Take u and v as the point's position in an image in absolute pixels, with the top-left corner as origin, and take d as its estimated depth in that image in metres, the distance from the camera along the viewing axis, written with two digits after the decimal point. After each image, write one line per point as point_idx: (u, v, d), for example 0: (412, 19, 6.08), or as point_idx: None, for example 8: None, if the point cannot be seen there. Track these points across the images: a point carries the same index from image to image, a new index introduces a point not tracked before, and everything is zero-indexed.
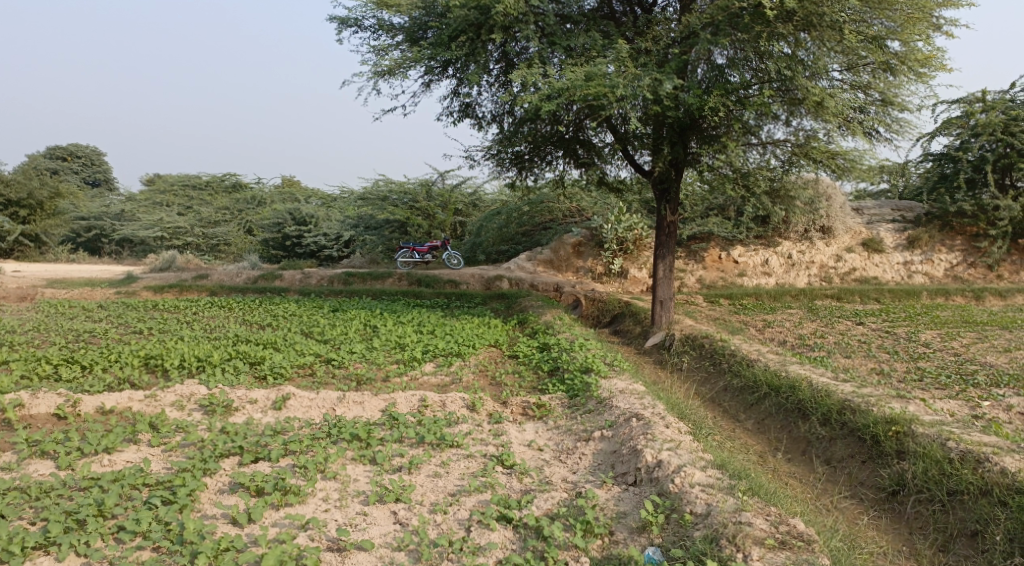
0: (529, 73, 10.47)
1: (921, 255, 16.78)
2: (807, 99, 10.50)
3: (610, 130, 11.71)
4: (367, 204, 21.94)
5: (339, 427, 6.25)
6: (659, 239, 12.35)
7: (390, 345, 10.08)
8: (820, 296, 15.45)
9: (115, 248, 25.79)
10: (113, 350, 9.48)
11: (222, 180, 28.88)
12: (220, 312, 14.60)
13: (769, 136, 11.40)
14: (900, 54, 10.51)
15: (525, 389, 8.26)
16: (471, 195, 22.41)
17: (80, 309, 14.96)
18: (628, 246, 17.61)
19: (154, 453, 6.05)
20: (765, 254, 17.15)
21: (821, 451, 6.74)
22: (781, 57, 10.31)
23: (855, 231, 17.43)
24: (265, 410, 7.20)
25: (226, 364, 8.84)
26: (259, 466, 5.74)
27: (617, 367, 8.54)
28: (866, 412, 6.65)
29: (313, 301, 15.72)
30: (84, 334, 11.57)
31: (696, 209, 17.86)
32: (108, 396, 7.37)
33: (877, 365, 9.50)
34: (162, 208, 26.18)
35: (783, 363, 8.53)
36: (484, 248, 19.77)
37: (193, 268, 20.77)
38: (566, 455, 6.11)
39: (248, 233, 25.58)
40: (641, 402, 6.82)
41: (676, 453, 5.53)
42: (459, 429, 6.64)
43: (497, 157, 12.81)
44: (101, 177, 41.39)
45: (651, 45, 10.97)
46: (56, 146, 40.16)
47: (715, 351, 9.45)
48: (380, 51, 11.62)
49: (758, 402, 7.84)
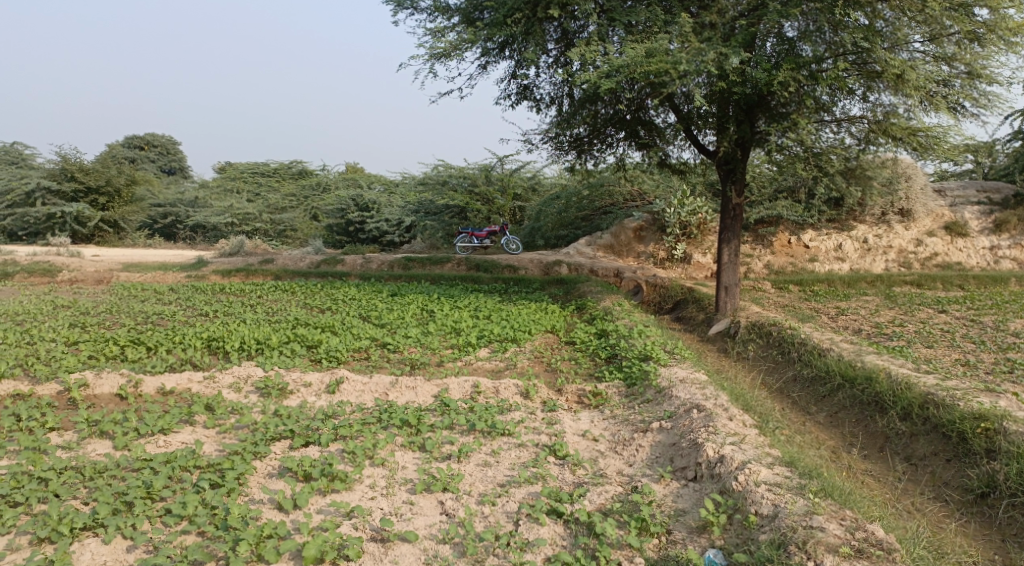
0: (587, 50, 10.18)
1: (1010, 239, 15.70)
2: (887, 71, 9.83)
3: (673, 110, 11.29)
4: (427, 189, 22.09)
5: (390, 413, 6.15)
6: (724, 222, 11.83)
7: (445, 330, 9.96)
8: (898, 282, 14.61)
9: (189, 233, 26.52)
10: (177, 332, 9.67)
11: (289, 167, 29.44)
12: (283, 295, 14.81)
13: (845, 112, 10.74)
14: (989, 22, 9.67)
15: (582, 377, 8.00)
16: (530, 179, 22.11)
17: (152, 292, 15.44)
18: (692, 230, 17.10)
19: (208, 434, 6.07)
20: (838, 238, 16.33)
21: (901, 448, 6.28)
22: (858, 28, 9.67)
23: (936, 213, 16.42)
24: (319, 393, 7.16)
25: (283, 347, 8.88)
26: (309, 450, 5.68)
27: (678, 355, 8.18)
28: (952, 406, 6.17)
29: (373, 285, 15.80)
30: (153, 316, 11.90)
31: (764, 191, 16.99)
32: (168, 377, 7.47)
33: (962, 355, 8.85)
34: (232, 194, 26.87)
35: (858, 354, 8.02)
36: (543, 232, 19.50)
37: (260, 253, 21.22)
38: (622, 447, 5.84)
39: (313, 219, 26.14)
40: (703, 392, 6.48)
41: (740, 448, 5.18)
42: (512, 417, 6.45)
43: (556, 140, 12.51)
44: (176, 165, 42.79)
45: (717, 17, 10.45)
46: (135, 135, 41.78)
47: (783, 339, 8.99)
48: (437, 33, 11.46)
49: (831, 393, 7.39)
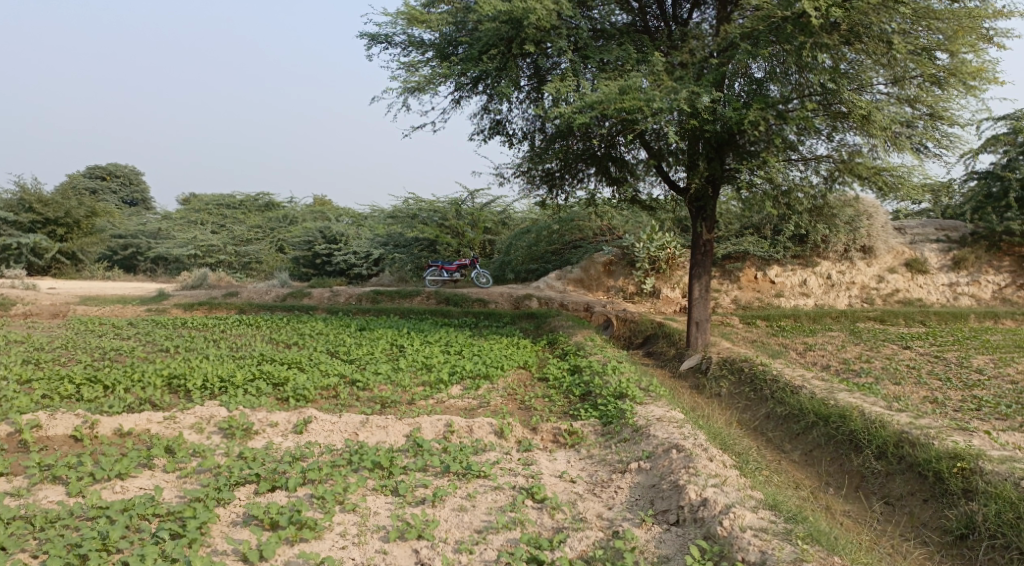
0: (561, 86, 10.26)
1: (967, 276, 16.11)
2: (852, 112, 10.06)
3: (643, 146, 11.38)
4: (397, 222, 21.89)
5: (361, 454, 5.94)
6: (694, 258, 11.91)
7: (416, 366, 9.76)
8: (862, 317, 14.84)
9: (150, 266, 25.93)
10: (136, 369, 9.32)
11: (256, 199, 29.04)
12: (248, 330, 14.45)
13: (811, 152, 10.94)
14: (948, 66, 9.99)
15: (556, 415, 7.87)
16: (500, 214, 22.12)
17: (110, 326, 14.95)
18: (661, 265, 17.18)
19: (168, 479, 5.79)
20: (802, 274, 16.61)
21: (877, 488, 6.27)
22: (824, 69, 9.80)
23: (897, 250, 16.76)
24: (286, 433, 6.92)
25: (249, 385, 8.59)
26: (275, 496, 5.44)
27: (654, 393, 8.09)
28: (927, 445, 6.18)
29: (341, 320, 15.52)
30: (111, 352, 11.47)
31: (730, 226, 17.30)
32: (126, 417, 7.15)
33: (930, 392, 8.93)
34: (196, 226, 26.41)
35: (830, 391, 8.02)
36: (513, 266, 19.44)
37: (224, 286, 20.78)
38: (600, 488, 5.71)
39: (279, 251, 25.65)
40: (681, 431, 6.40)
41: (722, 491, 5.11)
42: (487, 457, 6.29)
43: (528, 175, 12.51)
44: (139, 196, 42.05)
45: (687, 58, 10.66)
46: (96, 165, 40.98)
47: (755, 376, 8.99)
48: (410, 67, 11.46)
49: (805, 431, 7.37)
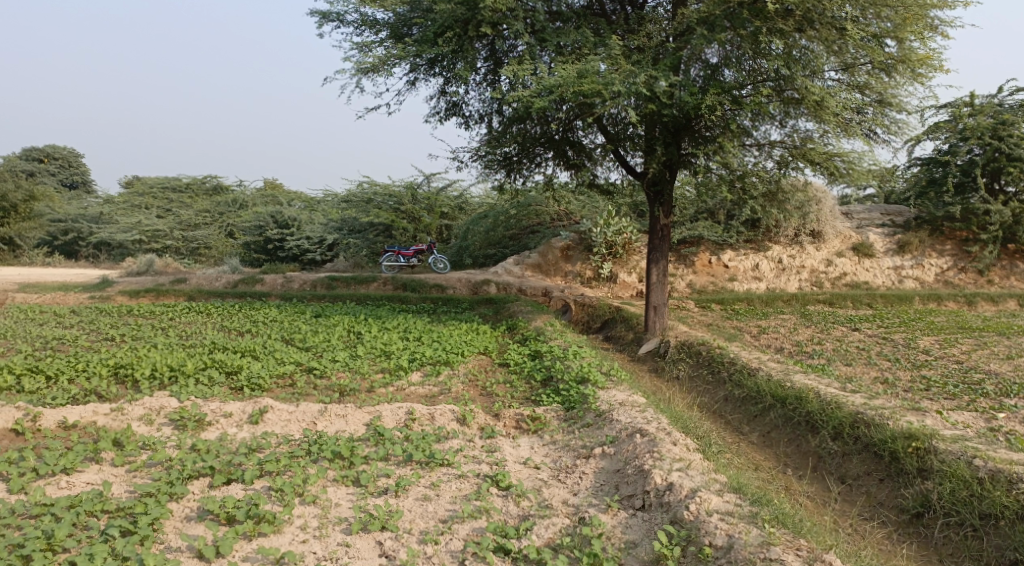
0: (519, 69, 10.12)
1: (912, 259, 16.58)
2: (806, 98, 10.16)
3: (601, 131, 11.36)
4: (351, 206, 21.48)
5: (320, 444, 5.79)
6: (651, 243, 11.96)
7: (374, 353, 9.60)
8: (812, 301, 15.16)
9: (92, 251, 24.94)
10: (80, 359, 8.94)
11: (204, 183, 28.19)
12: (198, 317, 14.04)
13: (765, 137, 11.06)
14: (898, 54, 10.14)
15: (518, 400, 7.81)
16: (457, 199, 21.90)
17: (51, 314, 14.35)
18: (617, 250, 17.21)
19: (117, 473, 5.55)
20: (755, 258, 16.83)
21: (834, 468, 6.39)
22: (777, 56, 9.97)
23: (844, 235, 17.15)
24: (240, 424, 6.71)
25: (200, 374, 8.32)
26: (231, 489, 5.26)
27: (614, 378, 8.09)
28: (883, 425, 6.31)
29: (295, 306, 15.18)
30: (52, 341, 11.00)
31: (685, 212, 17.39)
32: (71, 409, 6.85)
33: (880, 373, 9.14)
34: (141, 210, 25.54)
35: (785, 373, 8.14)
36: (471, 251, 19.31)
37: (172, 272, 20.17)
38: (565, 474, 5.68)
39: (230, 235, 24.93)
40: (644, 416, 6.41)
41: (687, 475, 5.13)
42: (450, 445, 6.20)
43: (485, 159, 12.38)
44: (79, 179, 40.48)
45: (644, 42, 10.63)
46: (34, 147, 39.24)
47: (712, 359, 9.09)
48: (364, 48, 11.18)
49: (763, 413, 7.48)
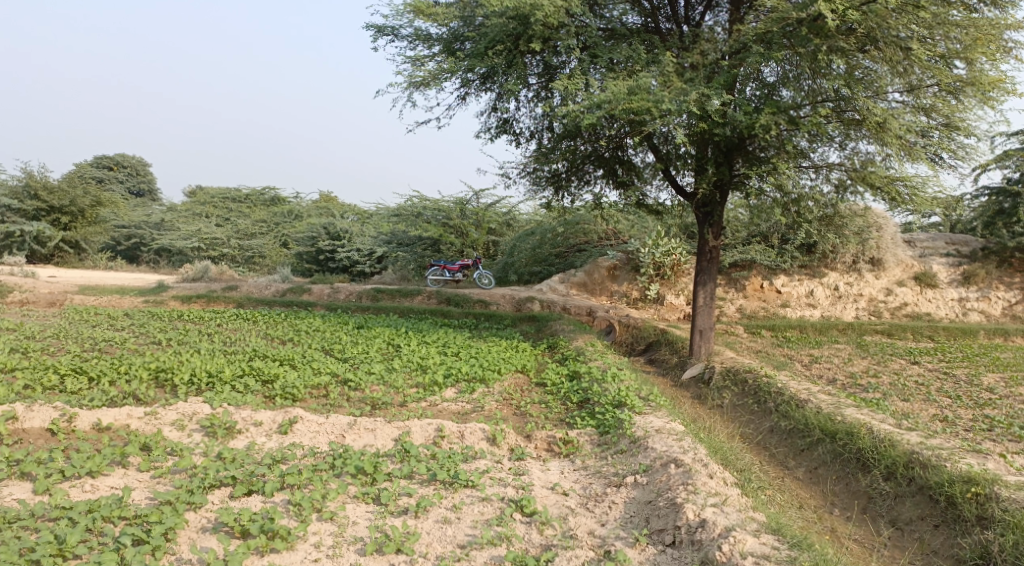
0: (569, 84, 9.98)
1: (977, 291, 15.79)
2: (867, 119, 9.76)
3: (651, 149, 11.14)
4: (401, 220, 21.61)
5: (345, 458, 5.68)
6: (700, 265, 11.59)
7: (411, 367, 9.49)
8: (869, 330, 14.53)
9: (153, 257, 25.59)
10: (124, 361, 9.07)
11: (262, 193, 28.84)
12: (244, 324, 14.21)
13: (822, 159, 10.64)
14: (966, 76, 9.65)
15: (552, 422, 7.58)
16: (505, 215, 21.82)
17: (105, 316, 14.74)
18: (666, 271, 16.89)
19: (142, 479, 5.54)
20: (809, 284, 16.27)
21: (885, 510, 5.99)
22: (838, 76, 9.57)
23: (906, 263, 16.41)
24: (270, 433, 6.66)
25: (237, 381, 8.34)
26: (251, 500, 5.20)
27: (653, 403, 7.77)
28: (940, 467, 5.89)
29: (340, 317, 15.26)
30: (101, 343, 11.24)
31: (737, 235, 16.90)
32: (107, 411, 6.92)
33: (940, 411, 8.61)
34: (200, 218, 26.26)
35: (837, 406, 7.72)
36: (516, 268, 19.17)
37: (224, 280, 20.58)
38: (593, 503, 5.43)
39: (283, 245, 25.44)
40: (681, 444, 6.11)
41: (722, 512, 4.83)
42: (477, 466, 6.03)
43: (533, 175, 12.24)
44: (145, 186, 41.97)
45: (698, 59, 10.36)
46: (104, 155, 40.82)
47: (759, 388, 8.71)
48: (416, 61, 11.21)
49: (810, 447, 7.08)
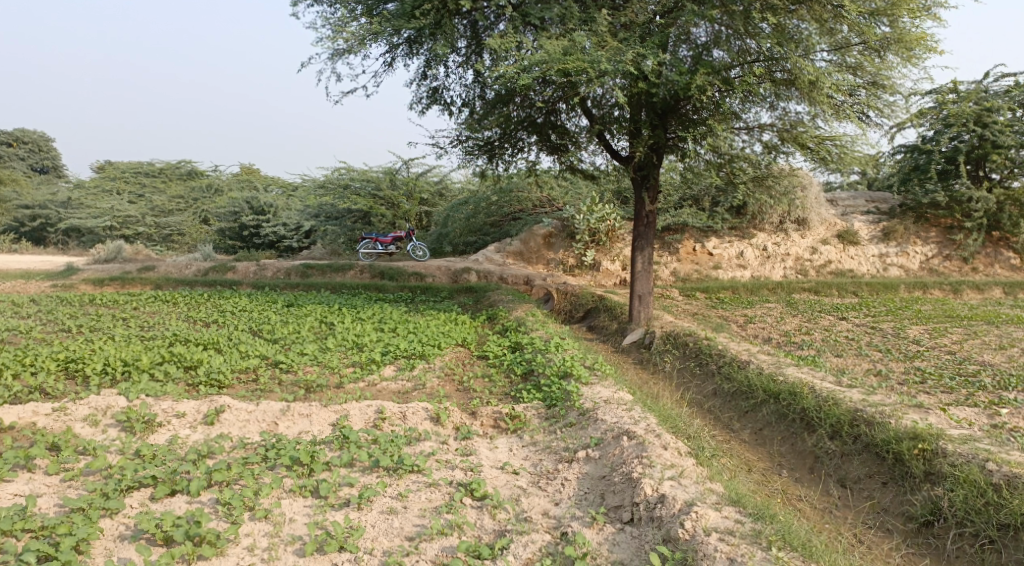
0: (502, 44, 9.54)
1: (896, 247, 16.19)
2: (799, 78, 9.70)
3: (585, 113, 10.89)
4: (327, 192, 20.80)
5: (278, 449, 5.29)
6: (637, 230, 11.45)
7: (346, 345, 9.05)
8: (798, 289, 14.82)
9: (61, 238, 23.96)
10: (28, 353, 8.30)
11: (178, 167, 27.31)
12: (163, 307, 13.38)
13: (754, 120, 10.60)
14: (892, 35, 9.68)
15: (496, 397, 7.33)
16: (437, 184, 21.26)
17: (8, 303, 13.63)
18: (601, 237, 16.76)
19: (49, 483, 5.02)
20: (740, 246, 16.46)
21: (833, 469, 6.03)
22: (770, 34, 9.47)
23: (829, 222, 16.84)
24: (194, 426, 6.16)
25: (156, 369, 7.74)
26: (175, 502, 4.77)
27: (599, 372, 7.60)
28: (884, 424, 5.94)
29: (268, 295, 14.57)
30: (3, 333, 10.33)
31: (669, 198, 17.00)
32: (9, 409, 6.28)
33: (873, 365, 8.77)
34: (112, 195, 24.69)
35: (777, 366, 7.72)
36: (450, 239, 18.76)
37: (141, 260, 19.44)
38: (545, 481, 5.24)
39: (204, 222, 24.22)
40: (631, 415, 5.95)
41: (679, 485, 4.72)
42: (421, 448, 5.71)
43: (465, 144, 11.81)
44: (49, 164, 39.33)
45: (631, 19, 10.05)
46: (1, 131, 37.77)
47: (700, 351, 8.66)
48: (338, 25, 10.57)
49: (754, 409, 7.06)
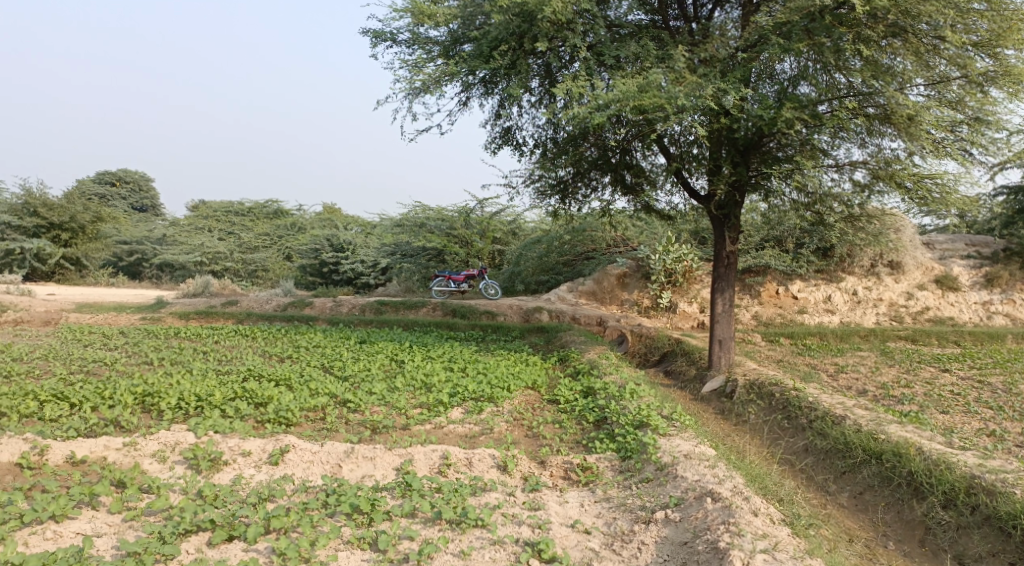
0: (575, 85, 9.34)
1: (1001, 293, 15.07)
2: (898, 113, 9.05)
3: (662, 151, 10.54)
4: (404, 230, 21.04)
5: (339, 496, 5.09)
6: (717, 272, 10.90)
7: (414, 385, 8.83)
8: (892, 337, 13.84)
9: (155, 272, 25.05)
10: (108, 385, 8.46)
11: (264, 206, 28.31)
12: (242, 341, 13.61)
13: (845, 157, 10.00)
14: (997, 68, 8.96)
15: (568, 446, 6.95)
16: (511, 223, 21.16)
17: (98, 335, 14.16)
18: (677, 278, 16.19)
19: (111, 522, 4.96)
20: (827, 289, 15.59)
21: (948, 543, 5.40)
22: (865, 67, 8.95)
23: (925, 266, 15.71)
24: (259, 465, 6.04)
25: (226, 405, 7.71)
26: (231, 549, 4.65)
27: (678, 423, 7.10)
28: (1009, 495, 5.32)
29: (342, 331, 14.66)
30: (90, 364, 10.65)
31: (750, 239, 16.32)
32: (82, 442, 6.32)
33: (983, 424, 7.92)
34: (203, 232, 25.71)
35: (877, 422, 7.02)
36: (523, 277, 18.56)
37: (225, 295, 20.07)
38: (620, 544, 4.85)
39: (287, 259, 24.88)
40: (715, 472, 5.47)
41: (774, 561, 4.28)
42: (488, 499, 5.38)
43: (538, 184, 11.61)
44: (148, 202, 41.61)
45: (713, 54, 9.65)
46: (106, 172, 40.39)
47: (788, 403, 8.03)
48: (415, 66, 10.64)
49: (852, 469, 6.42)
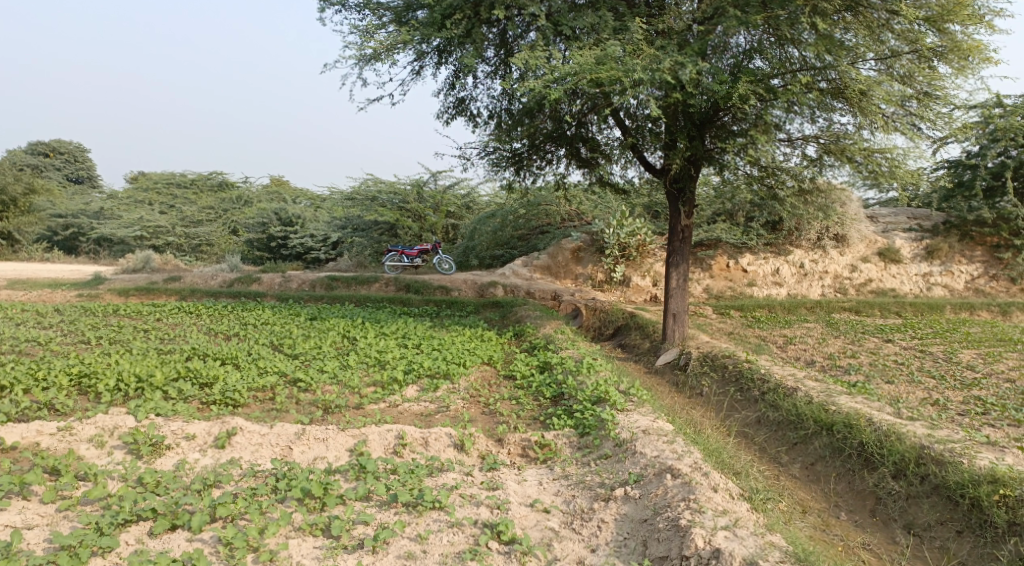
0: (531, 57, 9.08)
1: (940, 266, 15.54)
2: (850, 88, 9.12)
3: (618, 125, 10.41)
4: (354, 204, 20.54)
5: (290, 480, 4.90)
6: (672, 246, 10.90)
7: (368, 363, 8.62)
8: (837, 308, 14.12)
9: (92, 247, 24.02)
10: (42, 366, 8.02)
11: (208, 178, 27.32)
12: (186, 319, 13.13)
13: (797, 132, 10.05)
14: (945, 44, 8.99)
15: (524, 422, 6.85)
16: (464, 197, 20.86)
17: (33, 313, 13.49)
18: (630, 252, 16.20)
19: (44, 513, 4.68)
20: (775, 262, 15.79)
21: (898, 513, 5.52)
22: (818, 40, 8.90)
23: (870, 239, 15.99)
24: (204, 449, 5.78)
25: (169, 386, 7.37)
26: (174, 538, 4.43)
27: (635, 398, 7.07)
28: (957, 464, 5.43)
29: (291, 308, 14.28)
30: (22, 344, 10.11)
31: (702, 213, 16.40)
32: (13, 427, 5.96)
33: (928, 394, 8.10)
34: (143, 205, 24.70)
35: (827, 394, 7.10)
36: (477, 252, 18.35)
37: (168, 270, 19.36)
38: (580, 522, 4.81)
39: (233, 233, 24.06)
40: (673, 448, 5.45)
41: (735, 537, 4.27)
42: (445, 480, 5.26)
43: (492, 156, 11.37)
44: (84, 174, 39.81)
45: (669, 26, 9.51)
46: (38, 141, 38.48)
47: (741, 375, 8.08)
48: (366, 32, 10.24)
49: (804, 441, 6.50)
